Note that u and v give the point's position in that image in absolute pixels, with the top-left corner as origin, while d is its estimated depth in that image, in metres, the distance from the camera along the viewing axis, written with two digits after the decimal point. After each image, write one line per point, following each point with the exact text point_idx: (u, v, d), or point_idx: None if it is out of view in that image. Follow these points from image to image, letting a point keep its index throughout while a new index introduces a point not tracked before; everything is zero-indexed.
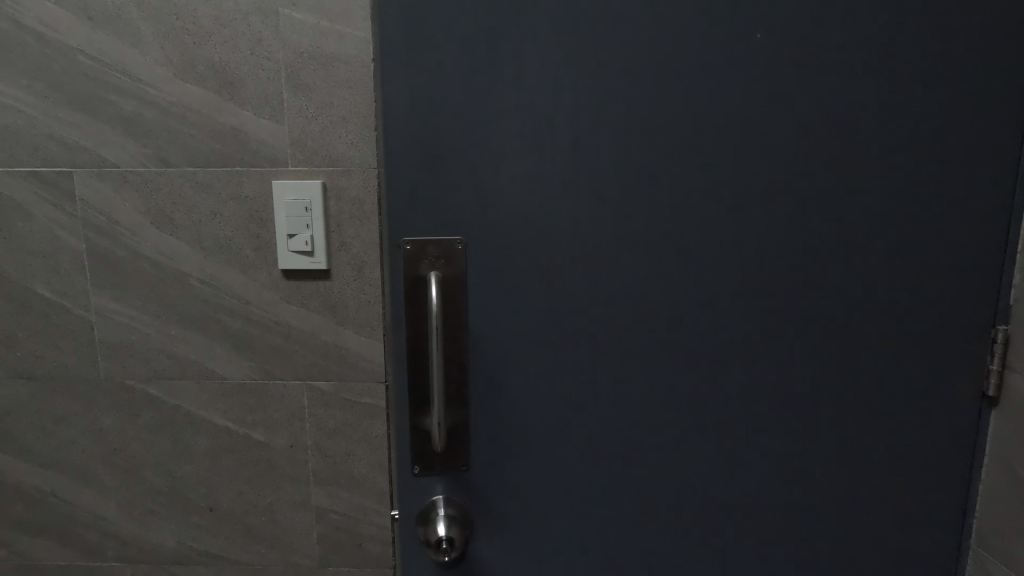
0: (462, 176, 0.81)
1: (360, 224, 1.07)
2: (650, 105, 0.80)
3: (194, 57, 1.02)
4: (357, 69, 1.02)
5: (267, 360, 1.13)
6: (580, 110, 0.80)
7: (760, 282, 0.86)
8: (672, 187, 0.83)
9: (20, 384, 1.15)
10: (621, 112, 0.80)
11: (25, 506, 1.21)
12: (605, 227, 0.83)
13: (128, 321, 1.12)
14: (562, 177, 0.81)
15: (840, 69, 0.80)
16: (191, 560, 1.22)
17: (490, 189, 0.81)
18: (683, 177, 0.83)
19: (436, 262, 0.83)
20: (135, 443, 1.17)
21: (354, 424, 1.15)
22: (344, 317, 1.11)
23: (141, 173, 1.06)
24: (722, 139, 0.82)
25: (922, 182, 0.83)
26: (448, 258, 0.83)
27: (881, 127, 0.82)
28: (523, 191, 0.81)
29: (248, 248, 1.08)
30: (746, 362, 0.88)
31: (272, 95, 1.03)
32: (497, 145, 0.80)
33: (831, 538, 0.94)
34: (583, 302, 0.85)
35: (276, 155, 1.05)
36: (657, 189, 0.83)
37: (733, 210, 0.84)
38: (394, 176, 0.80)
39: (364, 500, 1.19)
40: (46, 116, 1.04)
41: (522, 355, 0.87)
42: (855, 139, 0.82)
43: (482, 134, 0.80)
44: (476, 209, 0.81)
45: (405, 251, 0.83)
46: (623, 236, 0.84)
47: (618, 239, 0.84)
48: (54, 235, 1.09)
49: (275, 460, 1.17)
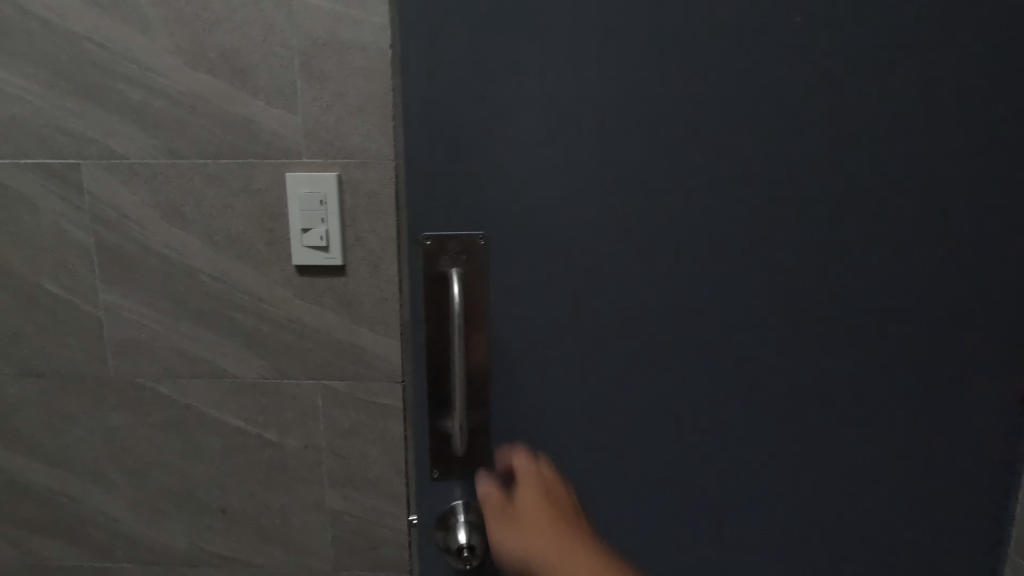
0: (484, 172, 0.77)
1: (377, 219, 1.03)
2: (685, 97, 0.75)
3: (204, 44, 0.98)
4: (373, 56, 0.98)
5: (280, 359, 1.09)
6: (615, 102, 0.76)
7: (799, 283, 0.80)
8: (707, 183, 0.77)
9: (28, 381, 1.12)
10: (651, 101, 0.75)
11: (34, 506, 1.19)
12: (632, 223, 0.79)
13: (137, 318, 1.09)
14: (587, 170, 0.77)
15: (898, 51, 0.73)
16: (202, 562, 1.19)
17: (512, 184, 0.77)
18: (718, 172, 0.77)
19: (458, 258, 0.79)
20: (145, 443, 1.14)
21: (369, 424, 1.11)
22: (359, 315, 1.07)
23: (151, 165, 1.03)
24: (761, 129, 0.75)
25: (983, 176, 0.76)
26: (470, 253, 0.79)
27: (941, 114, 0.75)
28: (553, 187, 0.78)
29: (261, 243, 1.05)
30: (782, 366, 0.83)
31: (285, 84, 0.99)
32: (520, 137, 0.76)
33: (874, 552, 0.89)
34: (608, 302, 0.81)
35: (289, 146, 1.01)
36: (689, 184, 0.77)
37: (773, 207, 0.77)
38: (414, 170, 0.76)
39: (379, 503, 1.15)
40: (52, 106, 1.01)
41: (550, 357, 0.83)
42: (911, 129, 0.75)
43: (509, 128, 0.75)
44: (497, 204, 0.77)
45: (425, 247, 0.79)
46: (651, 234, 0.79)
47: (646, 236, 0.79)
48: (61, 230, 1.06)
49: (288, 461, 1.14)
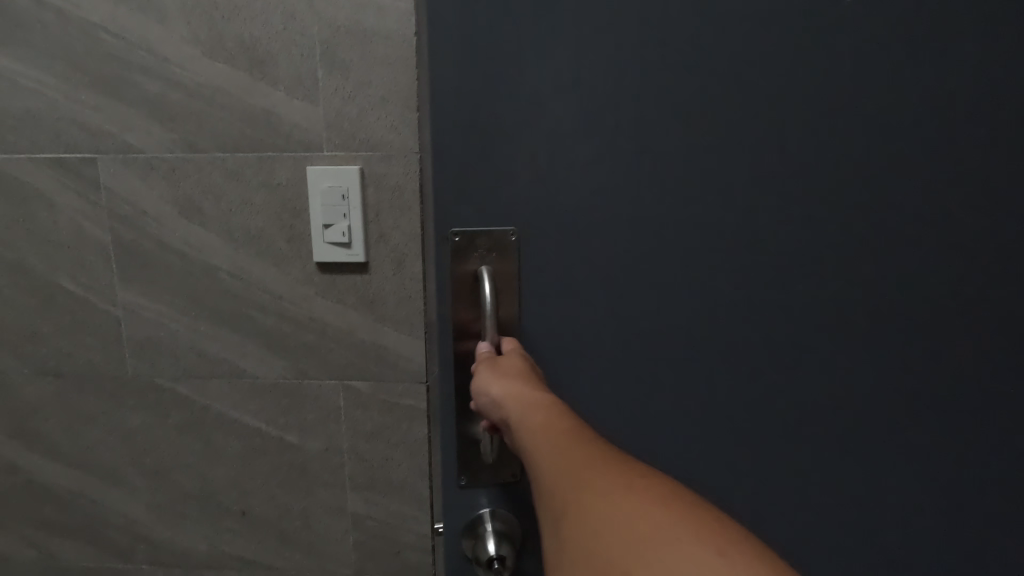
0: (517, 166, 0.70)
1: (400, 214, 0.99)
2: (737, 82, 0.67)
3: (223, 33, 0.94)
4: (397, 44, 0.94)
5: (301, 359, 1.06)
6: (673, 96, 0.68)
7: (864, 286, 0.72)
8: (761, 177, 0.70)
9: (46, 381, 1.10)
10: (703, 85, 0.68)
11: (53, 507, 1.17)
12: (679, 222, 0.71)
13: (156, 317, 1.06)
14: (630, 163, 0.70)
15: (978, 30, 0.67)
16: (222, 565, 1.17)
17: (547, 178, 0.70)
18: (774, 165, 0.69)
19: (490, 257, 0.73)
20: (164, 444, 1.12)
21: (393, 426, 1.08)
22: (382, 313, 1.03)
23: (168, 159, 1.00)
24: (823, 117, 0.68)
25: None
26: (501, 251, 0.73)
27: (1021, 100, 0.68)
28: (601, 190, 0.70)
29: (281, 240, 1.01)
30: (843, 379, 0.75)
31: (307, 73, 0.95)
32: (556, 127, 0.68)
33: None
34: (651, 308, 0.73)
35: (310, 139, 0.97)
36: (743, 179, 0.70)
37: (833, 203, 0.70)
38: (447, 169, 0.70)
39: (403, 507, 1.12)
40: (67, 99, 0.98)
41: (596, 377, 0.75)
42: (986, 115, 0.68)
43: (553, 124, 0.68)
44: (530, 200, 0.71)
45: (453, 244, 0.74)
46: (701, 235, 0.71)
47: (695, 237, 0.71)
48: (78, 226, 1.03)
49: (310, 464, 1.11)
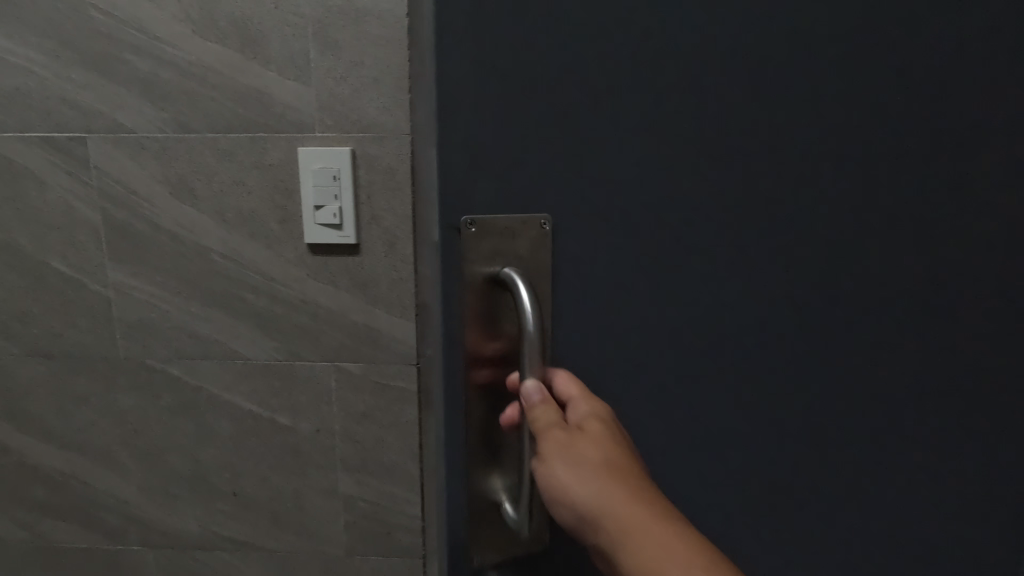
0: (561, 130, 0.46)
1: (393, 196, 0.99)
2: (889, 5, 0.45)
3: (214, 11, 0.94)
4: (390, 25, 0.94)
5: (293, 341, 1.06)
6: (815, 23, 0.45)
7: None
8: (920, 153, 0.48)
9: (37, 362, 1.10)
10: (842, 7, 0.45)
11: (45, 488, 1.17)
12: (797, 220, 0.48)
13: (147, 299, 1.06)
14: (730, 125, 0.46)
15: None
16: (214, 546, 1.18)
17: (605, 147, 0.46)
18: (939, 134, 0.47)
19: (518, 252, 0.49)
20: (155, 426, 1.12)
21: (384, 409, 1.08)
22: (374, 295, 1.04)
23: (159, 138, 0.99)
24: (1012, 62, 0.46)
25: None
26: (533, 250, 0.48)
27: None
28: (705, 172, 0.47)
29: (273, 221, 1.01)
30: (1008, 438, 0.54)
31: (299, 54, 0.95)
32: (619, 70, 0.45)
33: None
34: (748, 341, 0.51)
35: (302, 119, 0.97)
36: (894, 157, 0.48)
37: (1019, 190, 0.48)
38: (456, 129, 0.45)
39: (394, 489, 1.13)
40: (57, 77, 0.97)
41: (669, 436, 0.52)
42: None
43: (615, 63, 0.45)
44: (577, 179, 0.47)
45: (462, 239, 0.48)
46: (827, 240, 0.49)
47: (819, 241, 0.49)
48: (68, 206, 1.03)
49: (302, 445, 1.11)
